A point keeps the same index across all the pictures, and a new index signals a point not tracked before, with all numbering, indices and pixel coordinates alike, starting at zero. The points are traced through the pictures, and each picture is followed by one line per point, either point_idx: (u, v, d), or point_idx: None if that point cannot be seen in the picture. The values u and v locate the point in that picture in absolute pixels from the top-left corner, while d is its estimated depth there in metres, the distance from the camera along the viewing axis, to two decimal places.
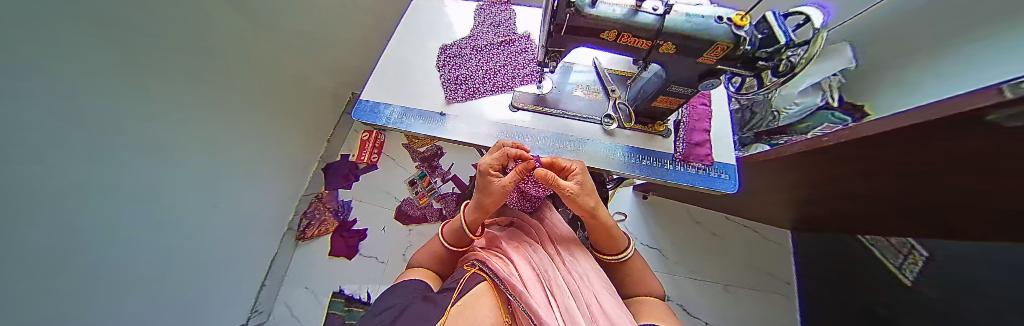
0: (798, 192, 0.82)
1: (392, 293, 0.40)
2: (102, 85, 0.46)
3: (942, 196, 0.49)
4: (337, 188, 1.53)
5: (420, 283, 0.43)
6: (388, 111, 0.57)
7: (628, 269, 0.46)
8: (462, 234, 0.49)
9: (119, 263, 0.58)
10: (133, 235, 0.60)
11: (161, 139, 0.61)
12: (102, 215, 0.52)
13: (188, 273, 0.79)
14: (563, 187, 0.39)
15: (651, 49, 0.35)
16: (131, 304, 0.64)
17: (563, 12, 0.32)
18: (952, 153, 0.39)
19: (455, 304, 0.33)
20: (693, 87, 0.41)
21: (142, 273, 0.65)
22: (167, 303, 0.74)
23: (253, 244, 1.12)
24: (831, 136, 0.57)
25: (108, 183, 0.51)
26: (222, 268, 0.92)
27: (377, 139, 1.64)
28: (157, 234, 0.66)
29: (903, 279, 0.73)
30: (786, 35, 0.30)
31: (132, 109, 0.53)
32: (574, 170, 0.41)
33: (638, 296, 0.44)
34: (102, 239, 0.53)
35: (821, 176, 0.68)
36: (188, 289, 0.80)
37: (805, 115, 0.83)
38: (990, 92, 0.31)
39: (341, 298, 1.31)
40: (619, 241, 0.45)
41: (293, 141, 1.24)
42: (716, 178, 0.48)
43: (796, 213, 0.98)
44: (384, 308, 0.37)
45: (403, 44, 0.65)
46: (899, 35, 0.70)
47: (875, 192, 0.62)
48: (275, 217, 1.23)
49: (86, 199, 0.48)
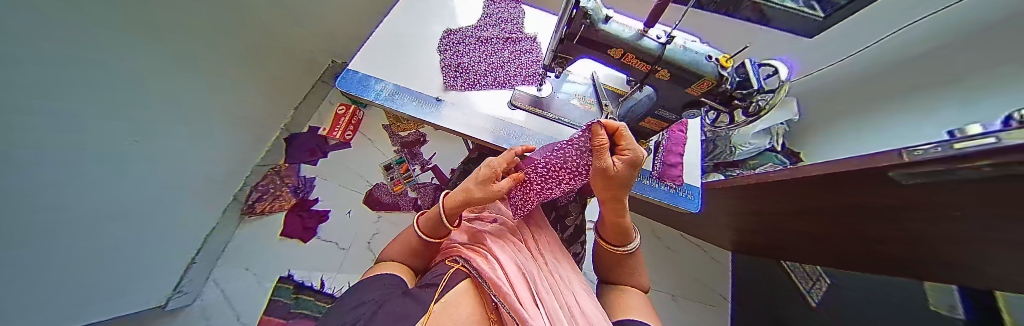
0: (743, 218, 0.94)
1: (364, 290, 0.38)
2: (56, 57, 0.40)
3: (858, 235, 0.60)
4: (301, 163, 1.42)
5: (394, 278, 0.42)
6: (378, 86, 0.54)
7: (606, 262, 0.48)
8: (440, 224, 0.46)
9: (43, 232, 0.48)
10: (75, 202, 0.54)
11: (104, 102, 0.53)
12: (32, 176, 0.42)
13: (121, 245, 0.72)
14: (602, 158, 0.36)
15: (649, 73, 0.38)
16: (61, 281, 0.58)
17: (578, 22, 0.34)
18: (862, 199, 0.49)
19: (440, 298, 0.34)
20: (677, 115, 0.46)
21: (57, 253, 0.53)
22: (91, 285, 0.66)
23: (186, 224, 0.97)
24: (776, 173, 0.66)
25: (60, 149, 0.47)
26: (148, 244, 0.82)
27: (354, 116, 1.53)
28: (89, 204, 0.58)
29: (810, 300, 0.91)
30: (758, 82, 0.35)
31: (75, 74, 0.45)
32: (627, 157, 0.36)
33: (625, 285, 0.47)
34: (51, 208, 0.48)
35: (762, 208, 0.80)
36: (116, 263, 0.72)
37: (753, 154, 0.95)
38: (891, 154, 0.39)
39: (289, 284, 1.20)
40: (627, 236, 0.45)
41: (247, 105, 1.09)
42: (683, 197, 0.53)
43: (737, 238, 1.13)
44: (359, 302, 0.35)
45: (403, 21, 0.62)
46: (831, 105, 0.86)
47: (800, 226, 0.74)
48: (213, 192, 1.08)
49: (41, 178, 0.44)
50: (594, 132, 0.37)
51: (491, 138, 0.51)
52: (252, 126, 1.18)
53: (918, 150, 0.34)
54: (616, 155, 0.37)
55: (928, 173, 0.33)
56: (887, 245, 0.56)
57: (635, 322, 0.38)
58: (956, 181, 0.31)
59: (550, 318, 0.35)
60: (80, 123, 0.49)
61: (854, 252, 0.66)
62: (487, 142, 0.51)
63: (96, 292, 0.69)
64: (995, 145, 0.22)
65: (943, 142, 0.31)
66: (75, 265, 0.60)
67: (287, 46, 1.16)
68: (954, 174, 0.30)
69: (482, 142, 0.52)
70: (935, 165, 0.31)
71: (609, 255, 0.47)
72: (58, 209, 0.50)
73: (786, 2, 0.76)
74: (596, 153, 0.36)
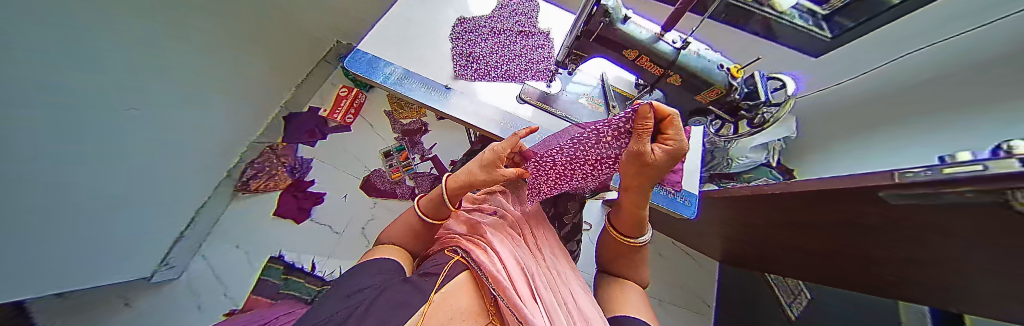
0: (734, 229, 0.96)
1: (363, 274, 0.39)
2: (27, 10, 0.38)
3: (843, 251, 0.62)
4: (298, 143, 1.40)
5: (393, 262, 0.43)
6: (387, 69, 0.54)
7: (607, 256, 0.50)
8: (441, 205, 0.49)
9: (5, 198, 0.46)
10: (49, 164, 0.52)
11: (76, 62, 0.51)
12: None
13: (96, 214, 0.70)
14: (641, 143, 0.34)
15: (660, 77, 0.39)
16: (32, 246, 0.56)
17: (597, 20, 0.34)
18: (849, 216, 0.51)
19: (440, 289, 0.34)
20: (683, 121, 0.47)
21: (15, 219, 0.50)
22: (63, 251, 0.65)
23: (169, 197, 0.95)
24: (771, 185, 0.68)
25: (26, 124, 0.45)
26: (127, 214, 0.80)
27: (356, 99, 1.51)
28: (63, 168, 0.57)
29: (790, 313, 0.95)
30: (765, 94, 0.36)
31: (46, 30, 0.43)
32: (674, 145, 0.34)
33: (624, 279, 0.48)
34: (20, 171, 0.46)
35: (753, 221, 0.82)
36: (91, 229, 0.70)
37: (749, 168, 1.01)
38: (883, 174, 0.41)
39: (279, 264, 1.20)
40: (641, 228, 0.45)
41: (243, 81, 1.08)
42: (681, 203, 0.54)
43: (726, 249, 1.16)
44: (359, 289, 0.36)
45: (417, 5, 0.61)
46: (829, 128, 0.88)
47: (788, 240, 0.76)
48: (203, 166, 1.06)
49: (18, 164, 0.46)
50: (640, 115, 0.34)
51: (498, 130, 0.52)
52: (247, 102, 1.16)
53: (909, 172, 0.35)
54: (663, 138, 0.35)
55: (913, 195, 0.34)
56: (873, 264, 0.57)
57: (629, 318, 0.40)
58: (943, 206, 0.32)
59: (550, 313, 0.35)
60: (47, 82, 0.46)
61: (838, 267, 0.68)
62: (493, 134, 0.52)
63: (70, 259, 0.67)
64: (981, 172, 0.23)
65: (930, 167, 0.31)
66: (50, 230, 0.59)
67: (287, 22, 1.13)
68: (940, 198, 0.31)
69: (489, 134, 0.53)
70: (926, 188, 0.32)
71: (615, 245, 0.47)
72: (24, 174, 0.48)
73: (796, 20, 0.78)
74: (639, 137, 0.34)
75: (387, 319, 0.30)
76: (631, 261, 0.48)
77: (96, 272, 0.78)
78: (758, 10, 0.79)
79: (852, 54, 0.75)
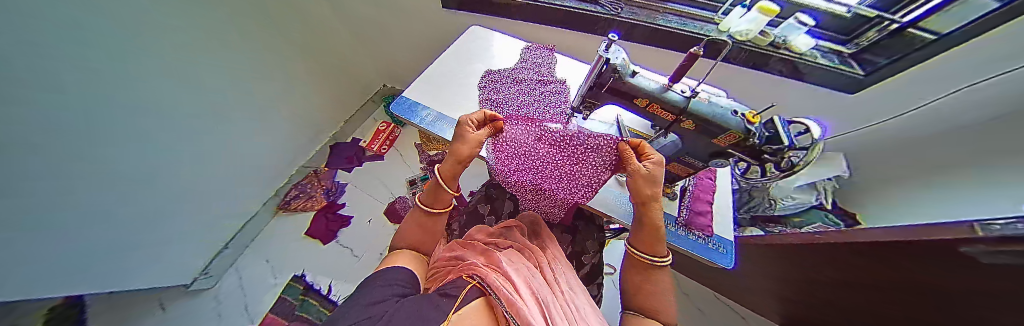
0: (787, 281, 0.83)
1: (373, 287, 0.34)
2: (51, 15, 0.44)
3: (939, 310, 0.48)
4: (337, 168, 1.55)
5: (406, 272, 0.40)
6: (424, 112, 0.62)
7: (627, 285, 0.42)
8: (439, 192, 0.46)
9: (46, 191, 0.53)
10: (101, 164, 0.63)
11: (128, 75, 0.63)
12: (28, 132, 0.46)
13: (138, 216, 0.80)
14: (632, 163, 0.38)
15: (674, 122, 0.41)
16: (69, 236, 0.64)
17: (608, 75, 0.38)
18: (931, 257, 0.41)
19: (458, 307, 0.32)
20: (705, 162, 0.46)
21: (52, 211, 0.57)
22: (105, 247, 0.75)
23: (181, 197, 0.91)
24: (823, 235, 0.64)
25: (62, 123, 0.52)
26: (113, 205, 0.71)
27: (392, 132, 1.68)
28: (113, 170, 0.67)
29: None
30: (790, 140, 0.34)
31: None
32: (654, 158, 0.39)
33: (638, 312, 0.39)
34: (60, 172, 0.55)
35: (810, 271, 0.72)
36: (75, 215, 0.63)
37: (798, 210, 0.94)
38: (968, 227, 0.37)
39: (299, 284, 1.25)
40: (660, 243, 0.40)
41: (289, 111, 1.27)
42: (715, 251, 0.49)
43: (782, 306, 0.97)
44: (379, 300, 0.31)
45: (453, 60, 0.73)
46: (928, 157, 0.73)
47: (863, 299, 0.63)
48: (250, 182, 1.23)
49: (54, 159, 0.53)
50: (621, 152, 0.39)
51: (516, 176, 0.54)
52: (291, 130, 1.34)
53: (991, 225, 0.33)
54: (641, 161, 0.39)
55: (1000, 252, 0.31)
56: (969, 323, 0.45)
57: None
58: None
59: None
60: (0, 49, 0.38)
61: None
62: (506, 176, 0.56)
63: (104, 260, 0.77)
64: None
65: (1018, 220, 0.29)
66: (94, 226, 0.69)
67: (334, 68, 1.39)
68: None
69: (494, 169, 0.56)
70: (1009, 243, 0.29)
71: (636, 263, 0.42)
72: (65, 172, 0.56)
73: (820, 60, 0.76)
74: (625, 161, 0.39)
75: (421, 320, 0.26)
76: (646, 290, 0.40)
77: (124, 270, 0.86)
78: (775, 52, 0.77)
79: (898, 89, 0.70)
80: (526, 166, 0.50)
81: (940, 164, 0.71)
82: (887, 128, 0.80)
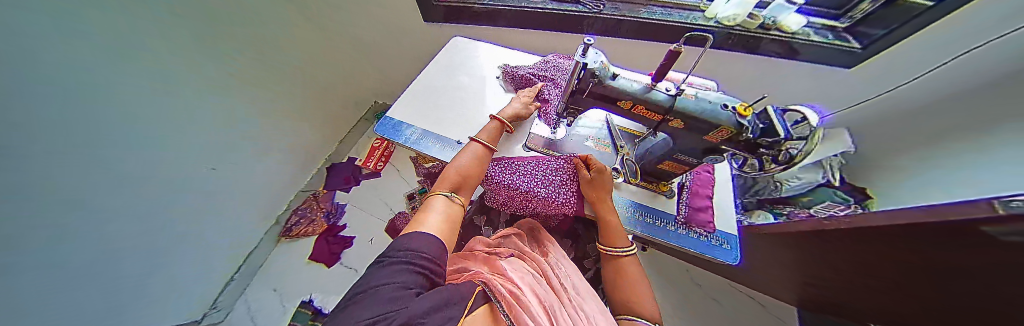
0: (803, 266, 0.80)
1: (393, 261, 0.31)
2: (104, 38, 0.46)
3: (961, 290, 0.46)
4: (336, 189, 1.56)
5: (435, 240, 0.37)
6: (409, 131, 0.60)
7: (610, 272, 0.49)
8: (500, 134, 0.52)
9: (70, 244, 0.54)
10: (117, 164, 0.59)
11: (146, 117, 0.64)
12: (66, 184, 0.47)
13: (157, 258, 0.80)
14: (585, 172, 0.48)
15: (661, 122, 0.39)
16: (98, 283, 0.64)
17: (588, 80, 0.37)
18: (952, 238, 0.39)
19: (471, 312, 0.30)
20: (699, 158, 0.44)
21: (76, 263, 0.57)
22: (131, 261, 0.72)
23: (200, 232, 0.92)
24: (835, 220, 0.62)
25: (97, 174, 0.53)
26: (136, 248, 0.71)
27: (387, 149, 1.68)
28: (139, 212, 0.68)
29: None
30: (784, 130, 0.32)
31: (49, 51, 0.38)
32: (596, 166, 0.47)
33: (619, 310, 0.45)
34: (81, 224, 0.55)
35: (827, 255, 0.69)
36: (102, 262, 0.63)
37: (807, 189, 0.91)
38: (981, 205, 0.35)
39: (309, 309, 1.24)
40: (618, 235, 0.48)
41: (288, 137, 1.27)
42: (720, 248, 0.47)
43: (798, 291, 0.95)
44: (399, 287, 0.27)
45: (437, 73, 0.72)
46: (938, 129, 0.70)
47: (885, 282, 0.61)
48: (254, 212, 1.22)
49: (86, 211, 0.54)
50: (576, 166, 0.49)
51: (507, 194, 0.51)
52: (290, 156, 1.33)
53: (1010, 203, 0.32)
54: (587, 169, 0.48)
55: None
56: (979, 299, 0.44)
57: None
58: None
59: None
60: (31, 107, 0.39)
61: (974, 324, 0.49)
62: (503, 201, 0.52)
63: (129, 304, 0.77)
64: None
65: None
66: (120, 270, 0.69)
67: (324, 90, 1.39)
68: None
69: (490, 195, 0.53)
70: None
71: (608, 256, 0.49)
72: (88, 222, 0.56)
73: (814, 37, 0.74)
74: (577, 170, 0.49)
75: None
76: (623, 276, 0.48)
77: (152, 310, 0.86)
78: (766, 34, 0.75)
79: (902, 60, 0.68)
80: (512, 195, 0.49)
81: (937, 132, 0.69)
82: (896, 102, 0.78)
